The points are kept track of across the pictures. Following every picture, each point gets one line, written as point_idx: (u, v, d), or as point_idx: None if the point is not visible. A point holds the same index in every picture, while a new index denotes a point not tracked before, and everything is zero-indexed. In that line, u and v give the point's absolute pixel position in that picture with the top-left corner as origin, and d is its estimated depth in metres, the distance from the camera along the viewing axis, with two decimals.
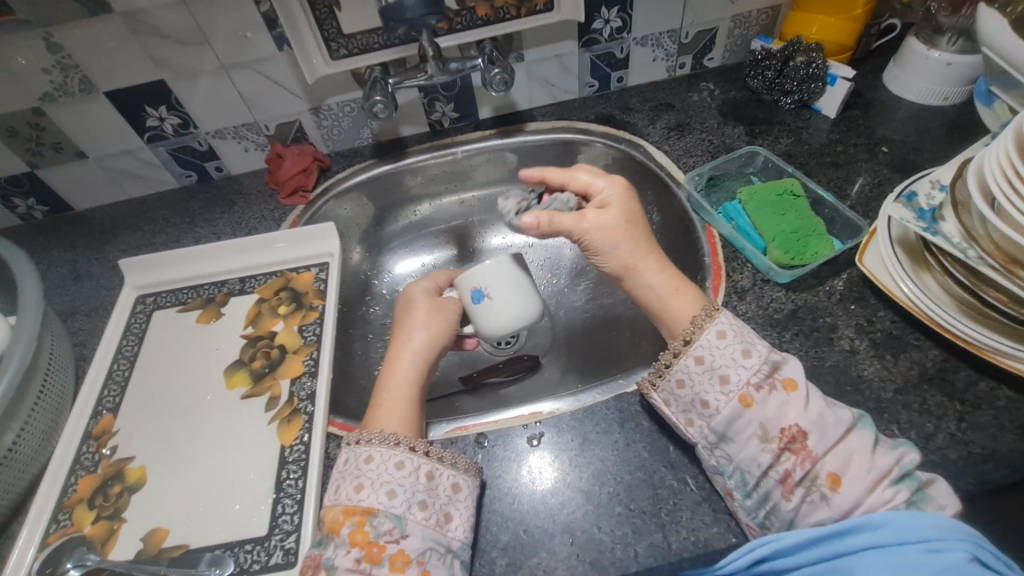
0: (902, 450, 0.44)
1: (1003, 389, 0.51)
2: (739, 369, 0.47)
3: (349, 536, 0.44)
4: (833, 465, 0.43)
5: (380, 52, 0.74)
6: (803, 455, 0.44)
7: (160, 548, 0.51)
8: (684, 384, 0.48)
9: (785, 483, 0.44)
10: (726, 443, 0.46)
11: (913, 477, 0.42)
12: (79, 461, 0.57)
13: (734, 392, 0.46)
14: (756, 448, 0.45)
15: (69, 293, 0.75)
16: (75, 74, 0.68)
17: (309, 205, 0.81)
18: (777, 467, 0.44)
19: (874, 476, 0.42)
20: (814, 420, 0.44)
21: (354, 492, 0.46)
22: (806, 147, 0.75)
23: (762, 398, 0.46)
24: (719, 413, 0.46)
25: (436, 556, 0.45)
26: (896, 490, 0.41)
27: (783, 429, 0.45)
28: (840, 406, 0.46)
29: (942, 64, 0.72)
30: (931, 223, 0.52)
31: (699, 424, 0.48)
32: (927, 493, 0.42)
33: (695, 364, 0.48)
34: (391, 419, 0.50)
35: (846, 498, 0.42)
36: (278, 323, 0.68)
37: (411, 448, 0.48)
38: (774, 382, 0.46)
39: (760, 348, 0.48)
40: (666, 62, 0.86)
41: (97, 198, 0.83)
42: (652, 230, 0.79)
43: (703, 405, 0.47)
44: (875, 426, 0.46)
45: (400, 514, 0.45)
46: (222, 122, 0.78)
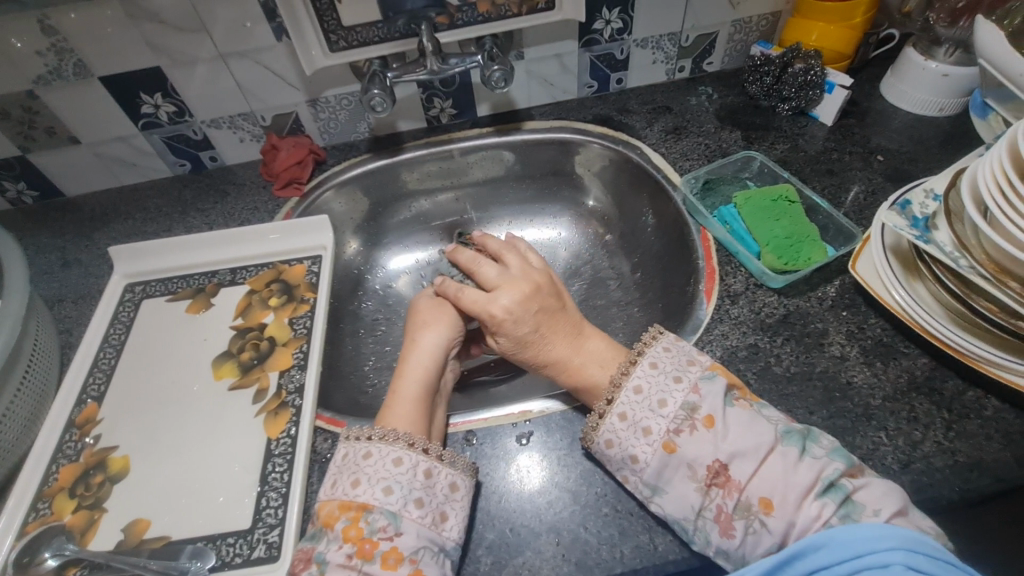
0: (826, 461, 0.43)
1: (990, 400, 0.52)
2: (658, 418, 0.47)
3: (343, 531, 0.44)
4: (763, 490, 0.43)
5: (379, 45, 0.73)
6: (729, 487, 0.44)
7: (141, 539, 0.50)
8: (611, 444, 0.48)
9: (720, 521, 0.44)
10: (660, 495, 0.46)
11: (837, 488, 0.42)
12: (62, 449, 0.57)
13: (658, 441, 0.46)
14: (687, 489, 0.45)
15: (57, 279, 0.74)
16: (70, 58, 0.68)
17: (303, 197, 0.80)
18: (708, 506, 0.44)
19: (800, 495, 0.42)
20: (732, 451, 0.44)
21: (351, 487, 0.46)
22: (802, 153, 0.75)
23: (684, 441, 0.45)
24: (648, 466, 0.46)
25: (430, 555, 0.44)
26: (823, 504, 0.41)
27: (707, 466, 0.44)
28: (761, 425, 0.45)
29: (938, 75, 0.73)
30: (924, 231, 0.52)
31: (633, 480, 0.47)
32: (858, 502, 0.41)
33: (619, 422, 0.48)
34: (400, 417, 0.51)
35: (779, 521, 0.42)
36: (268, 315, 0.67)
37: (410, 445, 0.48)
38: (694, 423, 0.46)
39: (675, 394, 0.47)
40: (666, 65, 0.86)
41: (88, 184, 0.82)
42: (646, 232, 0.79)
43: (633, 459, 0.47)
44: (806, 435, 0.45)
45: (396, 510, 0.45)
46: (218, 111, 0.77)
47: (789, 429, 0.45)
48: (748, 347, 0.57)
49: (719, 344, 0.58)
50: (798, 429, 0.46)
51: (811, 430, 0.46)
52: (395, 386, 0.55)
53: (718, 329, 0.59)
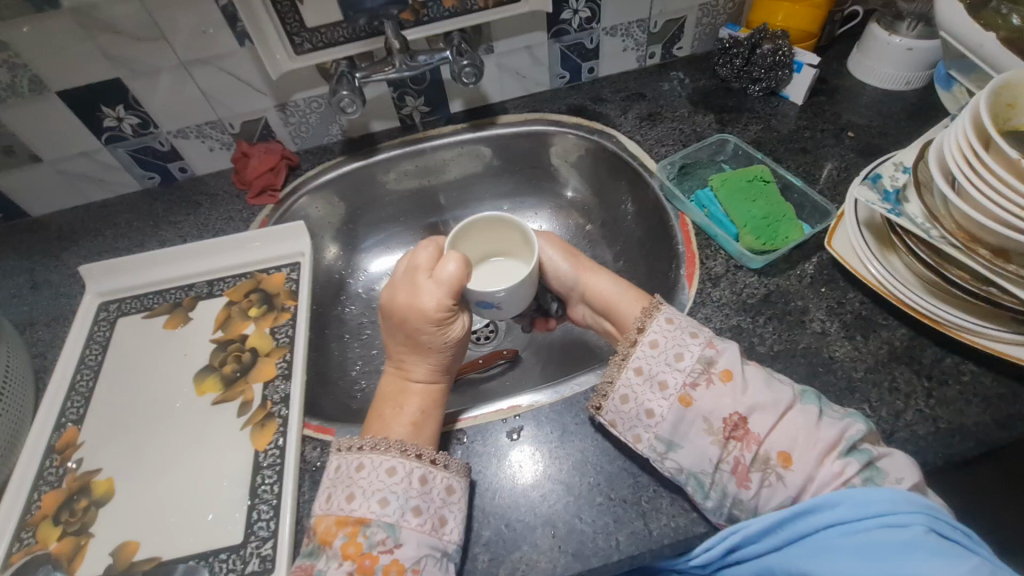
0: (848, 421, 0.44)
1: (968, 364, 0.53)
2: (675, 373, 0.48)
3: (342, 548, 0.44)
4: (781, 444, 0.43)
5: (346, 45, 0.72)
6: (747, 440, 0.44)
7: (131, 561, 0.49)
8: (628, 398, 0.49)
9: (738, 472, 0.44)
10: (676, 450, 0.47)
11: (862, 451, 0.42)
12: (43, 476, 0.55)
13: (674, 395, 0.47)
14: (704, 442, 0.46)
15: (27, 302, 0.72)
16: (25, 73, 0.65)
17: (278, 204, 0.79)
18: (726, 458, 0.45)
19: (820, 451, 0.42)
20: (752, 405, 0.45)
21: (346, 502, 0.45)
22: (775, 134, 0.76)
23: (700, 394, 0.46)
24: (664, 420, 0.47)
25: (432, 562, 0.44)
26: (846, 463, 0.42)
27: (725, 419, 0.45)
28: (778, 385, 0.46)
29: (903, 49, 0.74)
30: (896, 204, 0.53)
31: (647, 438, 0.48)
32: (882, 468, 0.42)
33: (636, 376, 0.49)
34: (396, 429, 0.51)
35: (798, 475, 0.43)
36: (249, 326, 0.66)
37: (404, 452, 0.48)
38: (711, 376, 0.47)
39: (692, 347, 0.48)
40: (636, 52, 0.86)
41: (54, 203, 0.80)
42: (627, 220, 0.79)
43: (649, 414, 0.48)
44: (822, 399, 0.46)
45: (394, 522, 0.44)
46: (185, 121, 0.76)
47: (804, 389, 0.47)
48: (732, 328, 0.58)
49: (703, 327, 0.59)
50: (814, 390, 0.47)
51: (824, 394, 0.47)
52: (397, 400, 0.54)
53: (701, 313, 0.60)
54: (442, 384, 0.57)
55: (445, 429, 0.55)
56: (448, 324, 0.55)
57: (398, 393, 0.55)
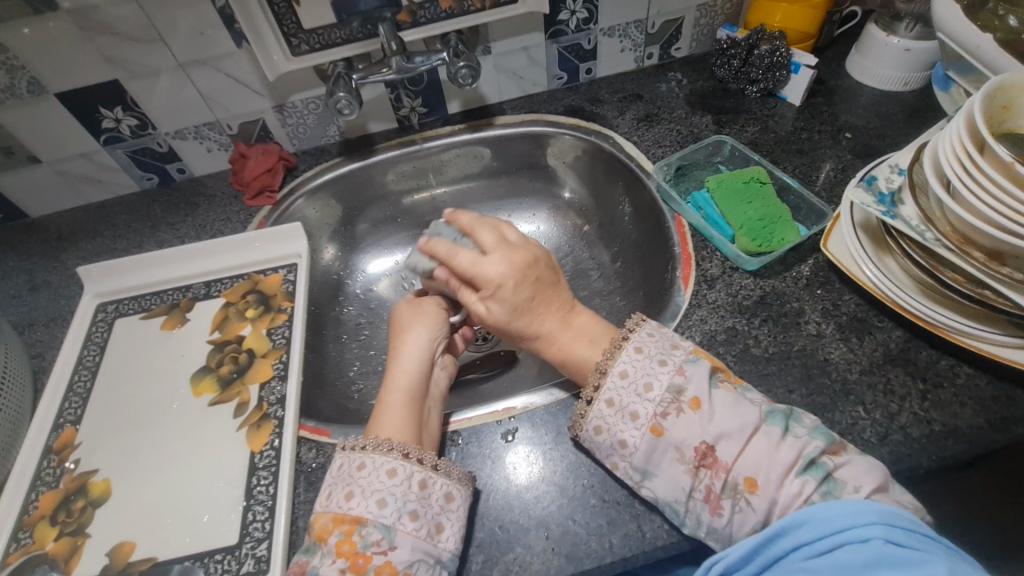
0: (808, 439, 0.44)
1: (963, 367, 0.53)
2: (645, 403, 0.47)
3: (336, 545, 0.44)
4: (747, 469, 0.44)
5: (343, 47, 0.72)
6: (717, 468, 0.45)
7: (127, 562, 0.49)
8: (600, 429, 0.49)
9: (709, 500, 0.44)
10: (661, 467, 0.47)
11: (819, 466, 0.42)
12: (40, 476, 0.56)
13: (645, 425, 0.47)
14: (677, 471, 0.46)
15: (25, 303, 0.72)
16: (22, 76, 0.66)
17: (275, 205, 0.79)
18: (698, 487, 0.45)
19: (781, 473, 0.42)
20: (718, 432, 0.45)
21: (345, 499, 0.46)
22: (772, 135, 0.76)
23: (671, 423, 0.46)
24: (637, 450, 0.47)
25: (424, 567, 0.44)
26: (804, 482, 0.42)
27: (695, 448, 0.45)
28: (745, 406, 0.46)
29: (901, 50, 0.74)
30: (891, 207, 0.53)
31: (623, 466, 0.48)
32: (839, 479, 0.42)
33: (607, 407, 0.49)
34: (391, 427, 0.51)
35: (764, 500, 0.43)
36: (245, 327, 0.66)
37: (404, 455, 0.48)
38: (680, 405, 0.46)
39: (660, 376, 0.48)
40: (634, 52, 0.86)
41: (53, 204, 0.80)
42: (623, 221, 0.79)
43: (622, 444, 0.48)
44: (789, 415, 0.46)
45: (390, 524, 0.45)
46: (182, 123, 0.76)
47: (770, 408, 0.46)
48: (727, 330, 0.58)
49: (698, 329, 0.59)
50: (781, 409, 0.46)
51: (792, 410, 0.47)
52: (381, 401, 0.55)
53: (696, 315, 0.60)
54: (406, 371, 0.56)
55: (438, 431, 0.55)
56: (410, 311, 0.62)
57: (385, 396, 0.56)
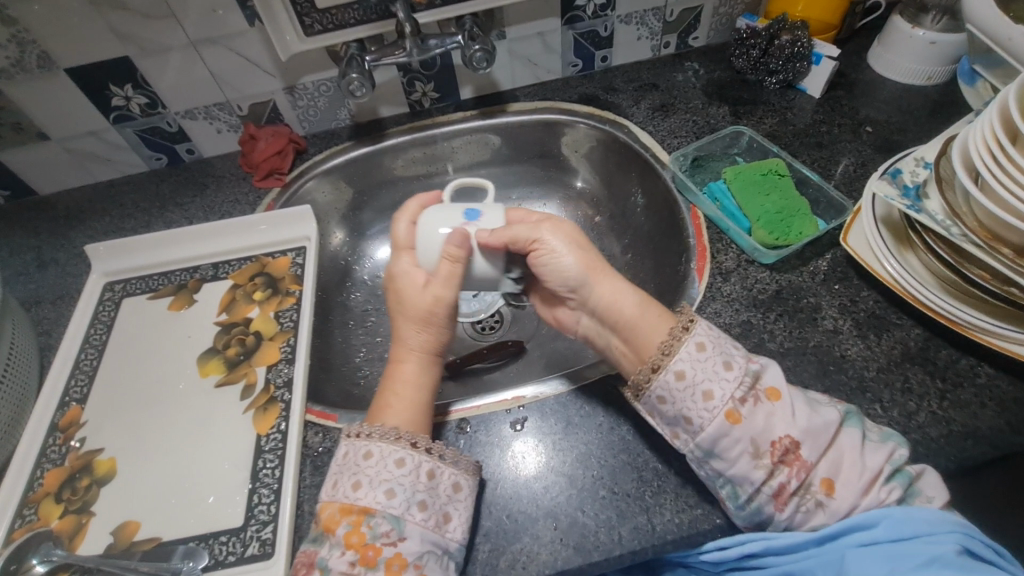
0: (889, 445, 0.44)
1: (984, 367, 0.52)
2: (721, 382, 0.44)
3: (345, 536, 0.44)
4: (827, 471, 0.43)
5: (357, 27, 0.71)
6: (796, 466, 0.43)
7: (131, 541, 0.49)
8: (665, 400, 0.45)
9: (779, 496, 0.43)
10: (716, 459, 0.44)
11: (903, 474, 0.43)
12: (45, 454, 0.55)
13: (720, 408, 0.44)
14: (749, 466, 0.43)
15: (33, 280, 0.72)
16: (33, 50, 0.65)
17: (284, 187, 0.78)
18: (771, 483, 0.43)
19: (866, 480, 0.42)
20: (804, 430, 0.43)
21: (352, 490, 0.45)
22: (791, 127, 0.74)
23: (748, 411, 0.44)
24: (703, 429, 0.44)
25: (434, 559, 0.44)
26: (890, 489, 0.42)
27: (774, 442, 0.43)
28: (823, 407, 0.45)
29: (926, 43, 0.72)
30: (915, 201, 0.51)
31: (686, 437, 0.45)
32: (917, 487, 0.43)
33: (677, 380, 0.45)
34: (401, 416, 0.50)
35: (841, 503, 0.42)
36: (253, 310, 0.65)
37: (412, 444, 0.47)
38: (758, 394, 0.44)
39: (738, 358, 0.46)
40: (651, 41, 0.84)
41: (61, 181, 0.80)
42: (636, 213, 0.78)
43: (687, 420, 0.45)
44: (862, 419, 0.46)
45: (399, 515, 0.44)
46: (193, 102, 0.75)
47: (848, 410, 0.45)
48: (742, 324, 0.57)
49: (713, 323, 0.57)
50: (854, 409, 0.46)
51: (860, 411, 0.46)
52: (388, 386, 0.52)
53: (711, 307, 0.59)
54: (425, 343, 0.54)
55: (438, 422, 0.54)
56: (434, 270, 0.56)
57: (390, 376, 0.53)
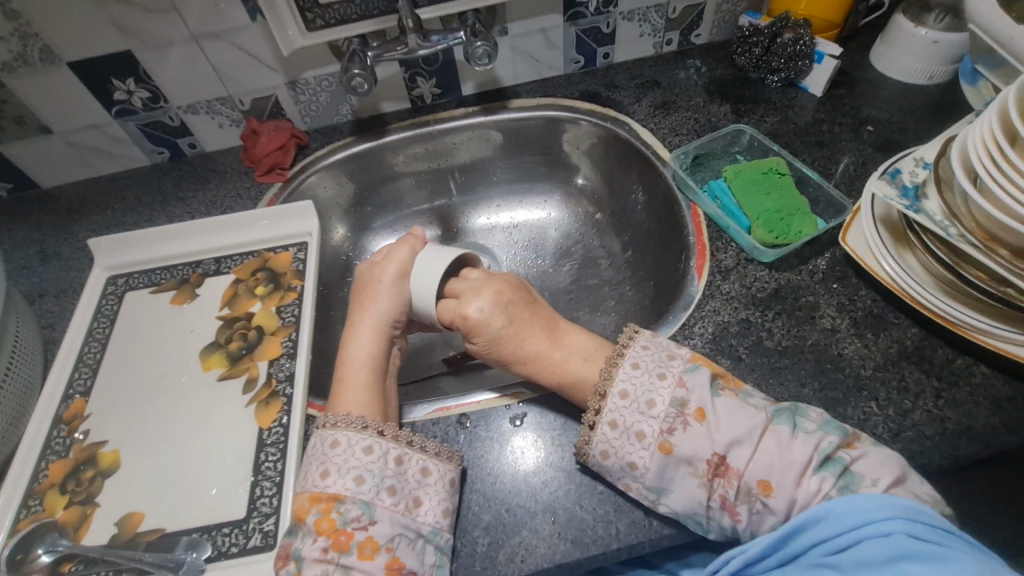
0: (820, 435, 0.44)
1: (980, 366, 0.52)
2: (649, 420, 0.47)
3: (315, 523, 0.45)
4: (760, 473, 0.44)
5: (359, 23, 0.71)
6: (729, 475, 0.45)
7: (135, 532, 0.50)
8: (608, 454, 0.47)
9: (727, 507, 0.45)
10: (667, 496, 0.46)
11: (836, 462, 0.43)
12: (50, 445, 0.56)
13: (653, 443, 0.46)
14: (691, 485, 0.45)
15: (36, 274, 0.72)
16: (35, 43, 0.65)
17: (286, 182, 0.78)
18: (714, 497, 0.45)
19: (797, 474, 0.43)
20: (728, 441, 0.45)
21: (320, 478, 0.46)
22: (792, 126, 0.74)
23: (677, 438, 0.46)
24: (648, 471, 0.46)
25: (406, 541, 0.45)
26: (822, 478, 0.43)
27: (706, 460, 0.45)
28: (752, 409, 0.46)
29: (928, 42, 0.72)
30: (914, 201, 0.52)
31: (636, 488, 0.47)
32: (856, 472, 0.43)
33: (611, 430, 0.47)
34: (357, 403, 0.51)
35: (780, 500, 0.44)
36: (255, 304, 0.66)
37: (379, 432, 0.48)
38: (685, 419, 0.46)
39: (661, 391, 0.47)
40: (653, 38, 0.84)
41: (63, 175, 0.80)
42: (637, 210, 0.78)
43: (632, 466, 0.46)
44: (796, 413, 0.47)
45: (369, 500, 0.45)
46: (195, 97, 0.75)
47: (776, 409, 0.47)
48: (740, 322, 0.57)
49: (712, 320, 0.58)
50: (786, 406, 0.47)
51: (797, 405, 0.47)
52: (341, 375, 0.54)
53: (710, 306, 0.59)
54: (379, 336, 0.57)
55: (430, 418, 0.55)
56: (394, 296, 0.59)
57: (343, 365, 0.55)
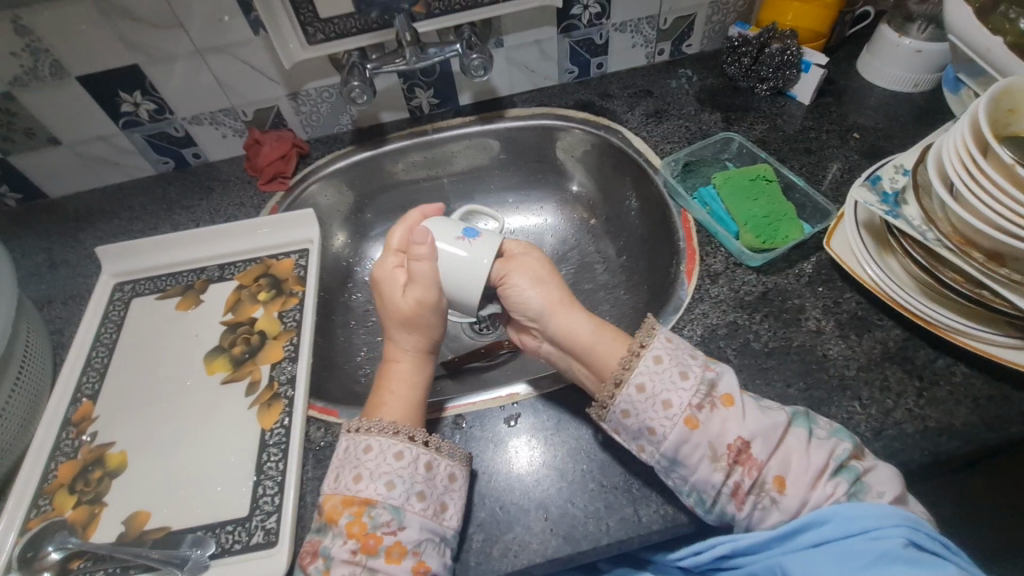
0: (834, 441, 0.46)
1: (959, 366, 0.54)
2: (679, 392, 0.47)
3: (346, 526, 0.46)
4: (778, 469, 0.45)
5: (358, 36, 0.73)
6: (749, 465, 0.45)
7: (141, 530, 0.51)
8: (629, 414, 0.48)
9: (737, 494, 0.45)
10: (680, 467, 0.47)
11: (849, 470, 0.45)
12: (59, 447, 0.57)
13: (679, 415, 0.47)
14: (708, 469, 0.46)
15: (45, 281, 0.74)
16: (46, 58, 0.67)
17: (288, 190, 0.80)
18: (729, 481, 0.45)
19: (813, 477, 0.45)
20: (753, 431, 0.46)
21: (353, 482, 0.47)
22: (780, 133, 0.76)
23: (705, 416, 0.47)
24: (666, 438, 0.47)
25: (432, 546, 0.46)
26: (837, 483, 0.44)
27: (729, 444, 0.46)
28: (773, 411, 0.47)
29: (912, 51, 0.74)
30: (893, 207, 0.53)
31: (651, 450, 0.48)
32: (866, 482, 0.45)
33: (638, 393, 0.48)
34: (394, 412, 0.52)
35: (793, 499, 0.45)
36: (258, 309, 0.68)
37: (410, 438, 0.49)
38: (714, 400, 0.47)
39: (693, 367, 0.49)
40: (645, 48, 0.86)
41: (72, 185, 0.82)
42: (630, 216, 0.80)
43: (650, 431, 0.48)
44: (811, 418, 0.48)
45: (399, 505, 0.47)
46: (199, 108, 0.77)
47: (794, 411, 0.48)
48: (728, 324, 0.59)
49: (701, 323, 0.60)
50: (802, 410, 0.48)
51: (809, 411, 0.49)
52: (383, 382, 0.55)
53: (699, 309, 0.61)
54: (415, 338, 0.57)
55: (424, 418, 0.57)
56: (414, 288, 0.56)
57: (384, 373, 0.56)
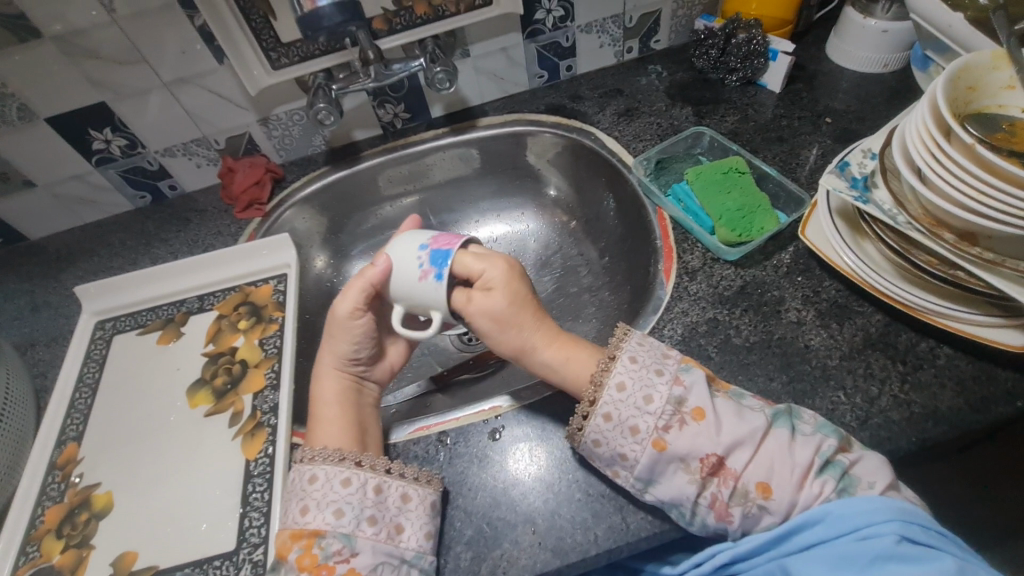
0: (819, 437, 0.46)
1: (942, 348, 0.53)
2: (645, 416, 0.47)
3: (297, 560, 0.46)
4: (759, 476, 0.45)
5: (323, 57, 0.74)
6: (725, 475, 0.46)
7: (129, 571, 0.51)
8: (600, 443, 0.48)
9: (716, 507, 0.46)
10: (655, 486, 0.47)
11: (835, 465, 0.44)
12: (46, 492, 0.57)
13: (648, 438, 0.47)
14: (681, 482, 0.46)
15: (27, 324, 0.74)
16: (12, 103, 0.67)
17: (265, 216, 0.80)
18: (705, 494, 0.46)
19: (798, 478, 0.44)
20: (728, 443, 0.45)
21: (301, 515, 0.47)
22: (752, 124, 0.76)
23: (673, 436, 0.46)
24: (638, 463, 0.47)
25: (389, 569, 0.46)
26: (823, 481, 0.44)
27: (701, 458, 0.46)
28: (750, 413, 0.47)
29: (878, 32, 0.73)
30: (863, 192, 0.53)
31: (625, 475, 0.48)
32: (854, 476, 0.44)
33: (605, 422, 0.48)
34: (334, 437, 0.52)
35: (779, 502, 0.45)
36: (238, 338, 0.68)
37: (357, 463, 0.49)
38: (683, 417, 0.47)
39: (659, 386, 0.48)
40: (613, 47, 0.86)
41: (50, 225, 0.82)
42: (609, 217, 0.80)
43: (622, 457, 0.48)
44: (794, 415, 0.48)
45: (349, 532, 0.46)
46: (170, 140, 0.77)
47: (775, 411, 0.47)
48: (708, 321, 0.59)
49: (681, 322, 0.59)
50: (784, 409, 0.48)
51: (792, 407, 0.48)
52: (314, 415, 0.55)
53: (679, 307, 0.60)
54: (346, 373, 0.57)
55: (406, 438, 0.56)
56: (360, 339, 0.57)
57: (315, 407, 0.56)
